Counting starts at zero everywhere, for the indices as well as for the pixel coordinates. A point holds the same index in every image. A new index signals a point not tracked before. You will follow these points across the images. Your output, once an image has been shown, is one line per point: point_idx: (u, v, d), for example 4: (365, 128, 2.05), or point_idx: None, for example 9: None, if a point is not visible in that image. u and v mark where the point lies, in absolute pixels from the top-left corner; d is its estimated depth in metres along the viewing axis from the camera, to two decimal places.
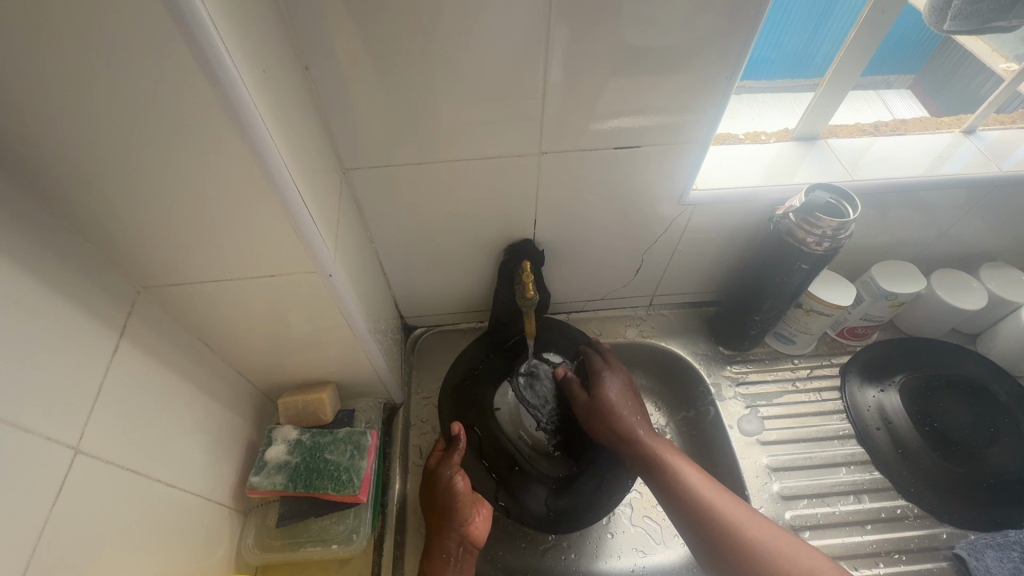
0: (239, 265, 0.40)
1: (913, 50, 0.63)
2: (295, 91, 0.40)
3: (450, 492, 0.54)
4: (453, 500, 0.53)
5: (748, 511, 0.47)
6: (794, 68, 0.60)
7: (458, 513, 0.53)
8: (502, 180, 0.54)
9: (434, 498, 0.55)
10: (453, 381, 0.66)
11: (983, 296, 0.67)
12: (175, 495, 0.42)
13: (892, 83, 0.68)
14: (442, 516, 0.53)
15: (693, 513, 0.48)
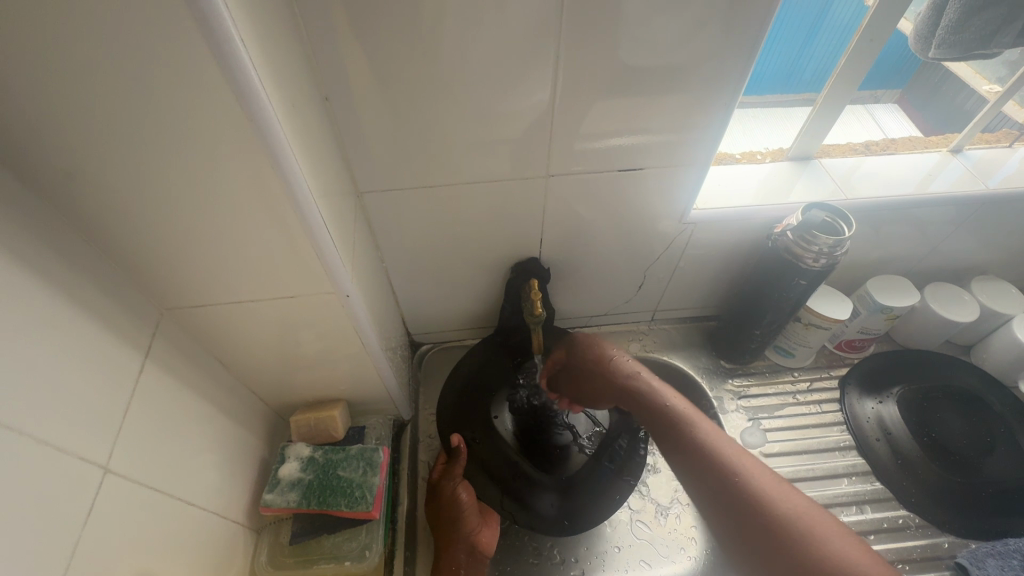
0: (260, 286, 0.42)
1: (898, 67, 0.66)
2: (316, 120, 0.42)
3: (455, 505, 0.56)
4: (459, 512, 0.55)
5: (765, 471, 0.46)
6: (784, 83, 0.63)
7: (465, 524, 0.55)
8: (510, 200, 0.56)
9: (439, 512, 0.56)
10: (452, 390, 0.64)
11: (975, 309, 0.69)
12: (194, 512, 0.43)
13: (880, 99, 0.71)
14: (449, 528, 0.55)
15: (704, 467, 0.48)
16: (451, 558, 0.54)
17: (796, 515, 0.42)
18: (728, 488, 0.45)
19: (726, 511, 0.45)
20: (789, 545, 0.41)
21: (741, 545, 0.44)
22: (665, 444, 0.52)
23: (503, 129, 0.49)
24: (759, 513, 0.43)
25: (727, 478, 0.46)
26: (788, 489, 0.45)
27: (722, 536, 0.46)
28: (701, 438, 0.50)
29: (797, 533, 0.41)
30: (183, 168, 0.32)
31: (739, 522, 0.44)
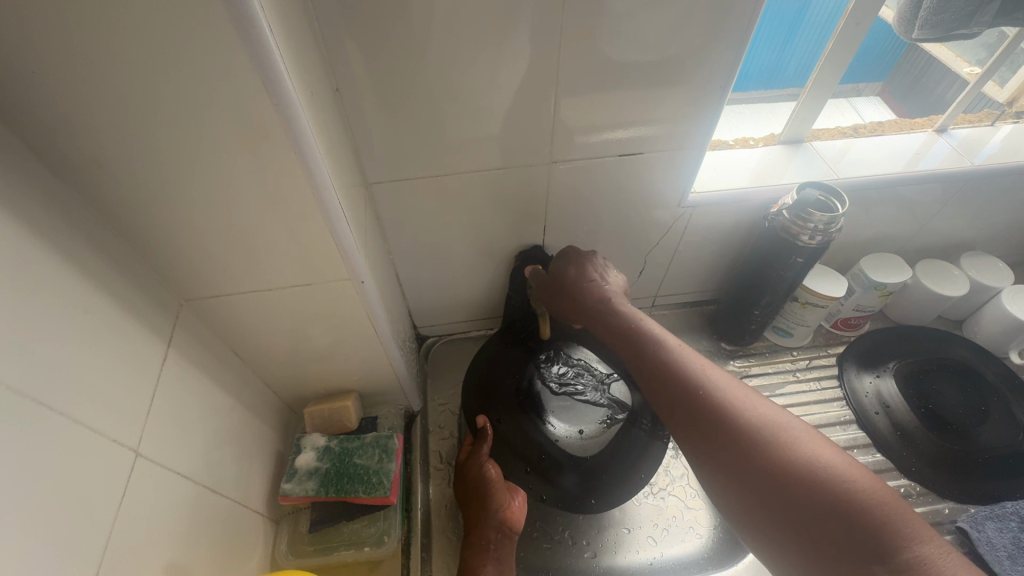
0: (277, 275, 0.43)
1: (880, 58, 0.69)
2: (329, 110, 0.42)
3: (483, 481, 0.56)
4: (487, 489, 0.55)
5: (751, 394, 0.43)
6: (767, 80, 0.66)
7: (493, 500, 0.55)
8: (513, 189, 0.57)
9: (468, 491, 0.57)
10: (475, 377, 0.66)
11: (966, 283, 0.71)
12: (217, 499, 0.43)
13: (862, 90, 0.74)
14: (478, 505, 0.55)
15: (685, 393, 0.44)
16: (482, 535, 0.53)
17: (785, 435, 0.39)
18: (711, 414, 0.42)
19: (708, 437, 0.42)
20: (776, 466, 0.38)
21: (724, 471, 0.40)
22: (651, 378, 0.47)
23: (509, 118, 0.50)
24: (747, 438, 0.40)
25: (711, 403, 0.43)
26: (774, 408, 0.42)
27: (704, 465, 0.42)
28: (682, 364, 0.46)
29: (783, 451, 0.38)
30: (208, 156, 0.33)
31: (723, 446, 0.41)
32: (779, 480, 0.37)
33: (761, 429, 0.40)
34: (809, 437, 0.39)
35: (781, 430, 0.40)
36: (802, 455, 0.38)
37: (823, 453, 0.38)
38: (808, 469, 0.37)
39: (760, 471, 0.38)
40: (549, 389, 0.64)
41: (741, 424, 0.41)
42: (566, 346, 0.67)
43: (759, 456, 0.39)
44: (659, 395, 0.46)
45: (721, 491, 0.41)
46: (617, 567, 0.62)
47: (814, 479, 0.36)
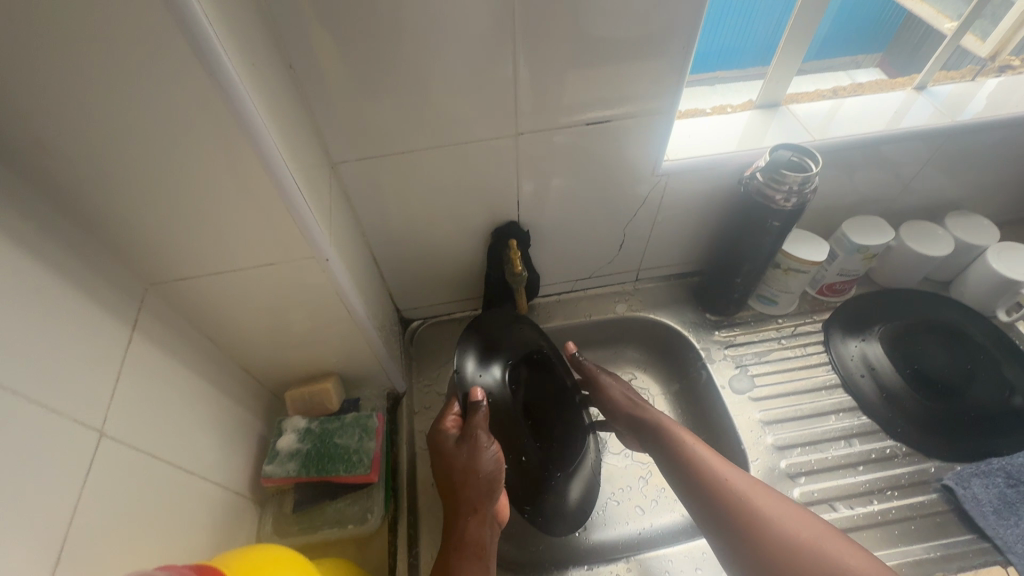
0: (239, 255, 0.42)
1: (881, 25, 0.69)
2: (281, 87, 0.42)
3: (490, 471, 0.53)
4: (492, 481, 0.53)
5: (763, 491, 0.51)
6: (765, 55, 0.65)
7: (494, 491, 0.54)
8: (482, 164, 0.56)
9: (467, 476, 0.53)
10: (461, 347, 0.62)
11: (950, 242, 0.71)
12: (194, 481, 0.44)
13: (862, 62, 0.73)
14: (480, 489, 0.53)
15: (707, 490, 0.52)
16: (478, 533, 0.51)
17: (794, 530, 0.48)
18: (730, 509, 0.50)
19: (729, 533, 0.50)
20: (790, 560, 0.46)
21: (744, 561, 0.48)
22: (669, 461, 0.57)
23: (472, 92, 0.49)
24: (764, 534, 0.48)
25: (731, 500, 0.51)
26: (785, 506, 0.50)
27: (726, 555, 0.50)
28: (702, 462, 0.54)
29: (796, 547, 0.47)
30: (153, 132, 0.33)
31: (743, 540, 0.49)
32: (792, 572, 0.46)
33: (775, 531, 0.48)
34: (820, 536, 0.47)
35: (794, 535, 0.47)
36: (813, 557, 0.46)
37: (830, 549, 0.46)
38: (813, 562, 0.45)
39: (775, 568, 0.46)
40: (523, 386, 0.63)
41: (759, 526, 0.49)
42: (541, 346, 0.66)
43: (775, 550, 0.47)
44: (682, 489, 0.54)
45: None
46: (606, 539, 0.64)
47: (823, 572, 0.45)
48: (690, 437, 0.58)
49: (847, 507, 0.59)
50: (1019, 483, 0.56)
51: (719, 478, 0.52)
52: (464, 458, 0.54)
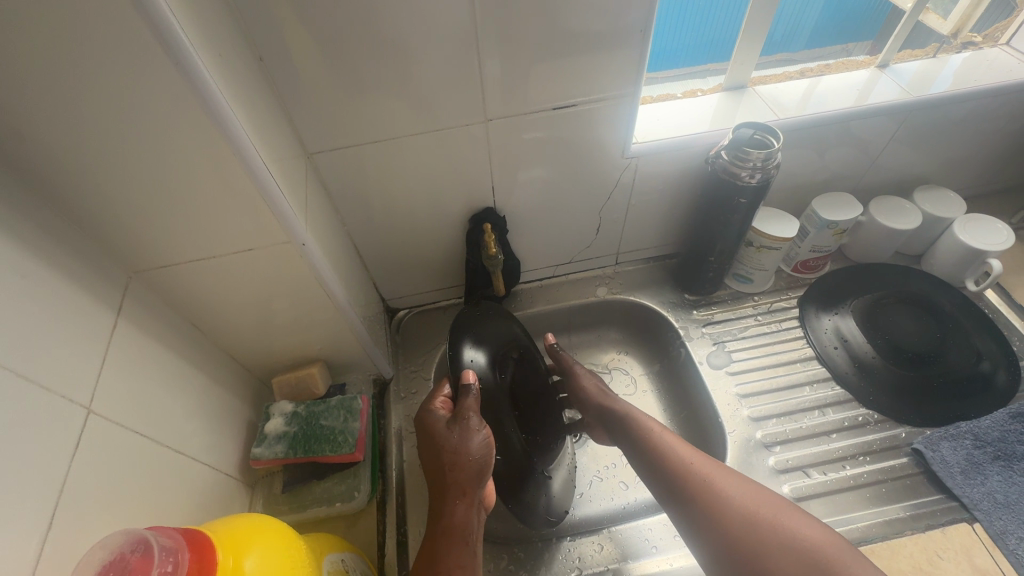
0: (218, 242, 0.44)
1: (868, 14, 0.73)
2: (252, 79, 0.44)
3: (481, 455, 0.53)
4: (483, 465, 0.53)
5: (722, 469, 0.52)
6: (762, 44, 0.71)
7: (485, 475, 0.53)
8: (455, 151, 0.58)
9: (458, 459, 0.52)
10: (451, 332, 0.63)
11: (917, 216, 0.73)
12: (183, 461, 0.46)
13: (853, 50, 0.76)
14: (471, 473, 0.52)
15: (669, 472, 0.53)
16: (466, 519, 0.50)
17: (751, 504, 0.49)
18: (691, 488, 0.51)
19: (694, 513, 0.50)
20: (746, 532, 0.47)
21: (705, 537, 0.49)
22: (636, 448, 0.58)
23: (440, 80, 0.51)
24: (722, 510, 0.49)
25: (691, 480, 0.52)
26: (743, 482, 0.51)
27: (688, 534, 0.51)
28: (666, 445, 0.55)
29: (751, 518, 0.47)
30: (126, 122, 0.35)
31: (703, 516, 0.50)
32: (749, 544, 0.46)
33: (736, 508, 0.49)
34: (777, 510, 0.48)
35: (753, 510, 0.48)
36: (772, 531, 0.46)
37: (787, 520, 0.47)
38: (768, 532, 0.46)
39: (737, 543, 0.47)
40: (508, 373, 0.63)
41: (722, 504, 0.49)
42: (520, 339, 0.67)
43: (731, 524, 0.48)
44: (648, 473, 0.56)
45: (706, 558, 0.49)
46: (591, 515, 0.66)
47: (777, 541, 0.46)
48: (659, 424, 0.59)
49: (821, 472, 0.61)
50: (986, 445, 0.59)
51: (680, 459, 0.54)
52: (455, 441, 0.53)
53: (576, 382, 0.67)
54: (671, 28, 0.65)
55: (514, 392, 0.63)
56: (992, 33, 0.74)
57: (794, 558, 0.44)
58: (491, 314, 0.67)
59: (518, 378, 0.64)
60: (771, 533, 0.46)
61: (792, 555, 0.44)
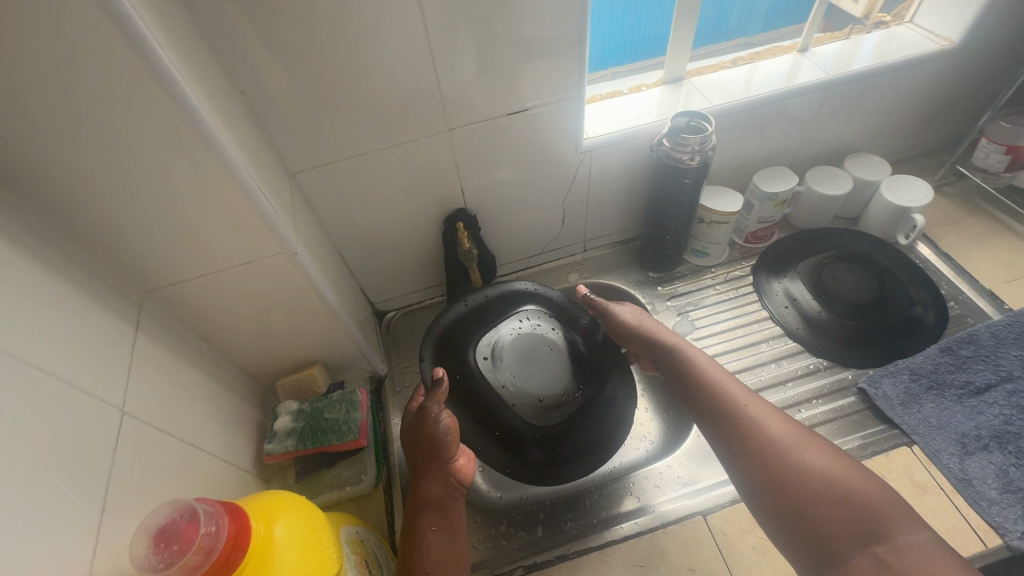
0: (219, 256, 0.49)
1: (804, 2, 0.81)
2: (237, 111, 0.49)
3: (440, 434, 0.56)
4: (443, 443, 0.56)
5: (777, 415, 0.51)
6: (714, 32, 0.81)
7: (446, 453, 0.56)
8: (424, 159, 0.64)
9: (421, 440, 0.57)
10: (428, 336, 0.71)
11: (848, 182, 0.80)
12: (205, 456, 0.51)
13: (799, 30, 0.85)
14: (427, 454, 0.56)
15: (721, 410, 0.52)
16: (433, 490, 0.54)
17: (801, 448, 0.47)
18: (738, 427, 0.50)
19: (739, 452, 0.49)
20: (792, 476, 0.46)
21: (745, 477, 0.48)
22: (685, 388, 0.57)
23: (403, 95, 0.57)
24: (768, 452, 0.48)
25: (741, 421, 0.51)
26: (799, 430, 0.49)
27: (728, 466, 0.50)
28: (719, 387, 0.54)
29: (800, 464, 0.46)
30: (132, 153, 0.40)
31: (746, 453, 0.49)
32: (791, 488, 0.45)
33: (785, 452, 0.47)
34: (829, 460, 0.46)
35: (804, 456, 0.46)
36: (821, 479, 0.45)
37: (840, 471, 0.45)
38: (811, 474, 0.45)
39: (779, 486, 0.46)
40: (501, 356, 0.69)
41: (770, 446, 0.48)
42: (531, 312, 0.73)
43: (779, 466, 0.46)
44: (697, 410, 0.55)
45: (744, 497, 0.49)
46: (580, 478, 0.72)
47: (826, 489, 0.44)
48: (712, 364, 0.57)
49: None
50: (921, 378, 0.67)
51: (734, 401, 0.52)
52: (418, 427, 0.58)
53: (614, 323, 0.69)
54: (630, 21, 0.73)
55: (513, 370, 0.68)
56: (900, 12, 0.83)
57: (839, 508, 0.43)
58: (495, 301, 0.74)
59: (528, 350, 0.69)
60: (814, 476, 0.45)
61: (835, 500, 0.43)
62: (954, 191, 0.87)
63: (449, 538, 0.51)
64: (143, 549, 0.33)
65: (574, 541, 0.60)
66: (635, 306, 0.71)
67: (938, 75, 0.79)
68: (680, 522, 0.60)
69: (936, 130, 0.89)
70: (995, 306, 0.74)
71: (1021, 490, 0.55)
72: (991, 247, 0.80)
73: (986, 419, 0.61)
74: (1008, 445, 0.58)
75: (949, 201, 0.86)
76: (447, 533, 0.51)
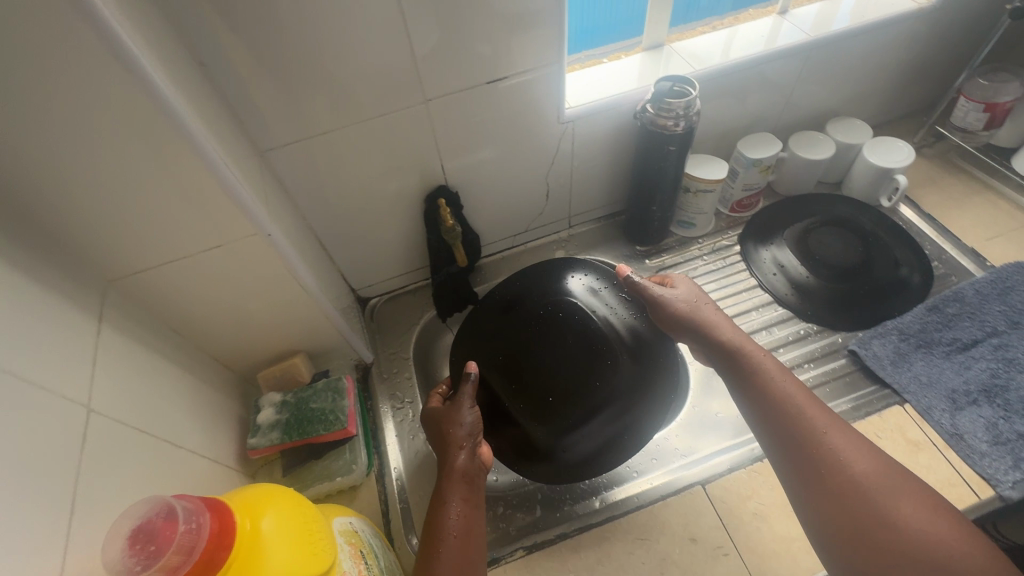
0: (187, 241, 0.46)
1: None
2: (197, 84, 0.45)
3: (468, 425, 0.57)
4: (473, 430, 0.57)
5: (864, 452, 0.48)
6: (685, 14, 0.77)
7: (478, 433, 0.57)
8: (402, 134, 0.61)
9: (449, 426, 0.57)
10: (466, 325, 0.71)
11: (831, 146, 0.80)
12: (184, 454, 0.48)
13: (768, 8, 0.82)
14: (445, 431, 0.57)
15: (797, 435, 0.50)
16: (468, 464, 0.54)
17: (889, 497, 0.45)
18: (818, 462, 0.48)
19: (815, 487, 0.48)
20: (875, 527, 0.44)
21: (818, 517, 0.47)
22: (753, 406, 0.54)
23: (376, 65, 0.54)
24: (848, 495, 0.46)
25: (822, 456, 0.48)
26: (886, 471, 0.47)
27: (796, 499, 0.49)
28: (793, 407, 0.52)
29: (885, 516, 0.44)
30: (80, 128, 0.36)
31: (824, 487, 0.47)
32: (871, 538, 0.44)
33: (870, 499, 0.45)
34: (919, 513, 0.44)
35: (892, 507, 0.44)
36: (907, 536, 0.43)
37: (931, 528, 0.43)
38: (897, 527, 0.44)
39: (860, 534, 0.45)
40: (522, 339, 0.65)
41: (852, 490, 0.46)
42: (568, 296, 0.68)
43: (861, 514, 0.45)
44: (768, 432, 0.52)
45: (812, 532, 0.48)
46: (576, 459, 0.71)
47: (913, 547, 0.42)
48: (789, 381, 0.54)
49: None
50: (909, 337, 0.67)
51: (815, 433, 0.49)
52: (448, 412, 0.59)
53: (664, 309, 0.63)
54: (601, 6, 0.70)
55: (541, 356, 0.64)
56: None
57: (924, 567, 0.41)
58: (529, 284, 0.71)
59: (553, 341, 0.65)
60: (891, 528, 0.44)
61: (920, 556, 0.42)
62: (933, 152, 0.88)
63: (476, 510, 0.51)
64: (118, 553, 0.30)
65: (575, 519, 0.60)
66: (689, 280, 0.65)
67: (916, 34, 0.79)
68: (678, 494, 0.59)
69: (915, 92, 0.89)
70: (978, 263, 0.75)
71: (1011, 441, 0.56)
72: (970, 206, 0.81)
73: (975, 373, 0.62)
74: (996, 398, 0.60)
75: (929, 162, 0.87)
76: (471, 505, 0.51)
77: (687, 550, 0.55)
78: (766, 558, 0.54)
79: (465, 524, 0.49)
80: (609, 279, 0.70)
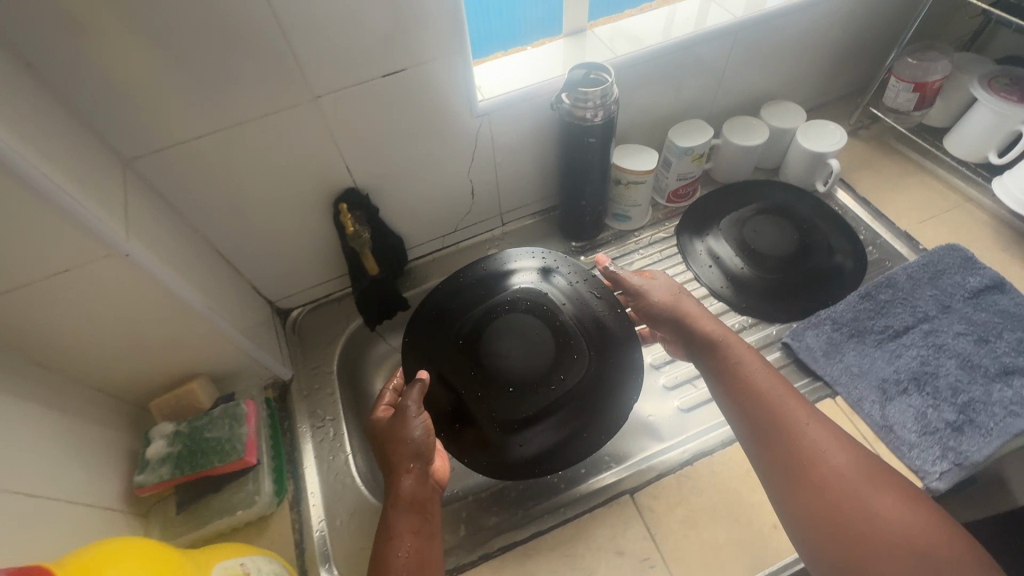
0: (26, 268, 0.41)
1: None
2: (19, 87, 0.40)
3: (418, 441, 0.51)
4: (423, 447, 0.52)
5: (844, 447, 0.46)
6: None
7: (427, 451, 0.52)
8: (294, 134, 0.56)
9: (397, 443, 0.52)
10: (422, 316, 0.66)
11: (764, 131, 0.78)
12: (44, 504, 0.43)
13: None
14: (393, 448, 0.51)
15: (774, 428, 0.48)
16: (417, 490, 0.49)
17: (869, 495, 0.43)
18: (797, 458, 0.46)
19: (797, 485, 0.45)
20: (857, 525, 0.42)
21: (799, 514, 0.45)
22: (732, 401, 0.52)
23: (249, 60, 0.48)
24: (830, 492, 0.44)
25: (804, 452, 0.46)
26: (866, 466, 0.45)
27: (776, 496, 0.47)
28: (773, 400, 0.49)
29: (866, 513, 0.42)
30: None
31: (800, 483, 0.45)
32: (852, 536, 0.42)
33: (852, 495, 0.43)
34: (899, 510, 0.42)
35: (873, 504, 0.42)
36: (887, 533, 0.41)
37: (912, 525, 0.41)
38: (880, 525, 0.41)
39: (842, 534, 0.42)
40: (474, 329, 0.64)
41: (834, 487, 0.44)
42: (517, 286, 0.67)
43: (842, 512, 0.43)
44: (748, 426, 0.50)
45: (793, 530, 0.45)
46: None
47: (895, 545, 0.40)
48: (769, 375, 0.51)
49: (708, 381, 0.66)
50: (842, 326, 0.66)
51: (795, 428, 0.47)
52: (394, 428, 0.53)
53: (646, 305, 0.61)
54: None
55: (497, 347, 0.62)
56: None
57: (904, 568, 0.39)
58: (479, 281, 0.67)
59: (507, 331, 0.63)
60: (872, 526, 0.42)
61: (903, 554, 0.40)
62: (868, 135, 0.87)
63: (428, 541, 0.47)
64: None
65: (499, 537, 0.56)
66: (667, 277, 0.63)
67: (845, 14, 0.77)
68: (607, 505, 0.57)
69: (849, 73, 0.87)
70: (911, 246, 0.74)
71: (938, 431, 0.56)
72: (904, 188, 0.80)
73: (905, 361, 0.62)
74: (924, 385, 0.59)
75: (864, 145, 0.86)
76: (422, 537, 0.47)
77: (613, 564, 0.53)
78: (694, 568, 0.52)
79: (417, 559, 0.45)
80: (559, 265, 0.68)
